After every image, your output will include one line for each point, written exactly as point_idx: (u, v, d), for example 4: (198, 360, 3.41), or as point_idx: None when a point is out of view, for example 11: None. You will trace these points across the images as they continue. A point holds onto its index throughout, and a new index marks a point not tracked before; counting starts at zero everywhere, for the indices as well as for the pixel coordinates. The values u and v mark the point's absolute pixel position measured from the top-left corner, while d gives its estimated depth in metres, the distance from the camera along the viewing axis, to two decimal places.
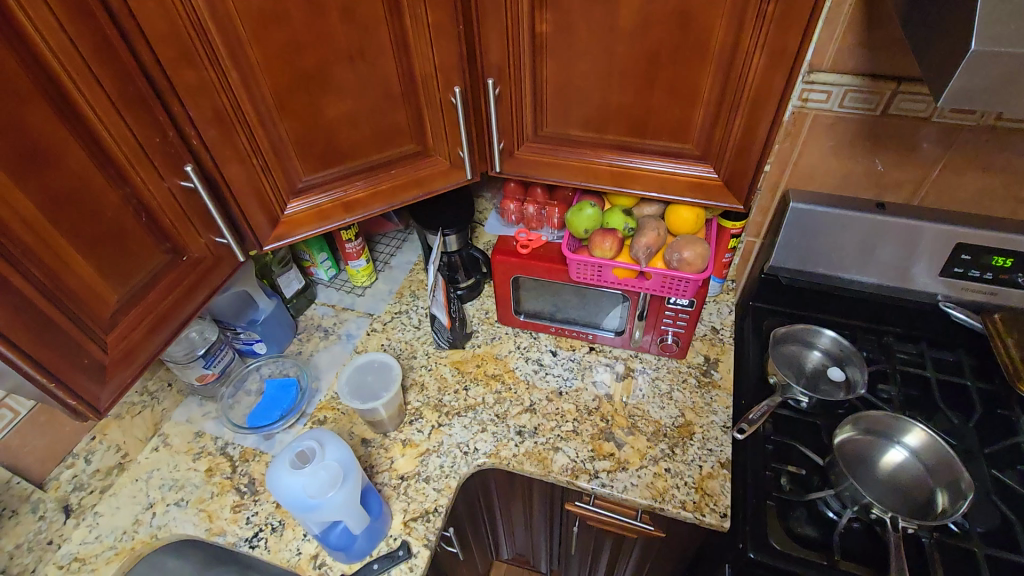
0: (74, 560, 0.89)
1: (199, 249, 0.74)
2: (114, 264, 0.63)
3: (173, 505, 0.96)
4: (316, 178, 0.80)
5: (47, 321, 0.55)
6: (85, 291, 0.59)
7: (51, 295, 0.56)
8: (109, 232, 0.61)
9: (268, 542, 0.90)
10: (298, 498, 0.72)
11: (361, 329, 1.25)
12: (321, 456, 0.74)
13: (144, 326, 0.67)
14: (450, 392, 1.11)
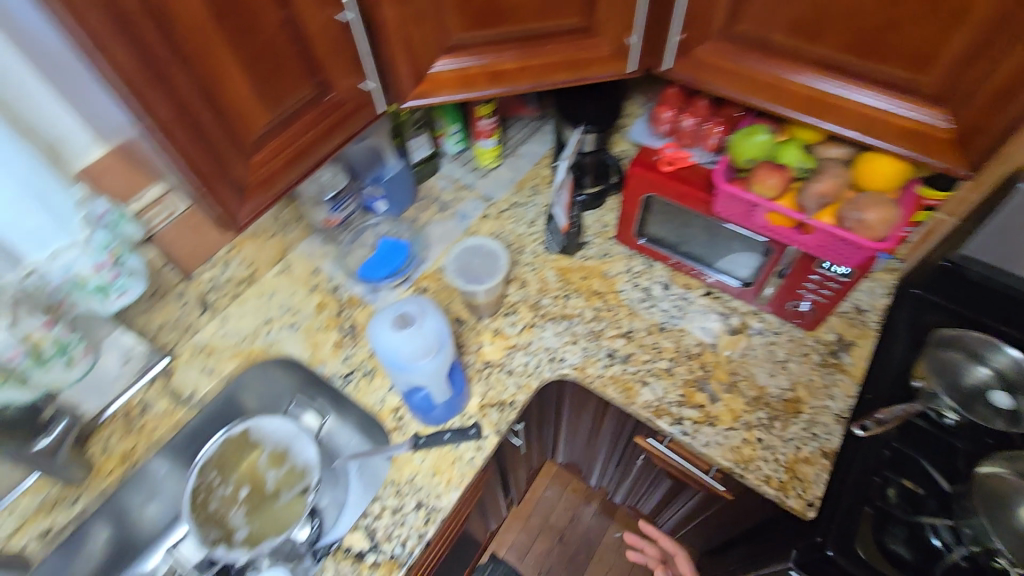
0: (206, 347, 1.04)
1: (343, 90, 0.70)
2: (266, 89, 0.61)
3: (287, 326, 1.07)
4: (470, 38, 0.74)
5: (199, 128, 0.56)
6: (236, 110, 0.59)
7: (208, 106, 0.56)
8: (265, 51, 0.59)
9: (358, 383, 0.98)
10: (393, 358, 0.75)
11: (476, 211, 1.23)
12: (421, 323, 0.75)
13: (284, 156, 0.67)
14: (550, 296, 1.08)
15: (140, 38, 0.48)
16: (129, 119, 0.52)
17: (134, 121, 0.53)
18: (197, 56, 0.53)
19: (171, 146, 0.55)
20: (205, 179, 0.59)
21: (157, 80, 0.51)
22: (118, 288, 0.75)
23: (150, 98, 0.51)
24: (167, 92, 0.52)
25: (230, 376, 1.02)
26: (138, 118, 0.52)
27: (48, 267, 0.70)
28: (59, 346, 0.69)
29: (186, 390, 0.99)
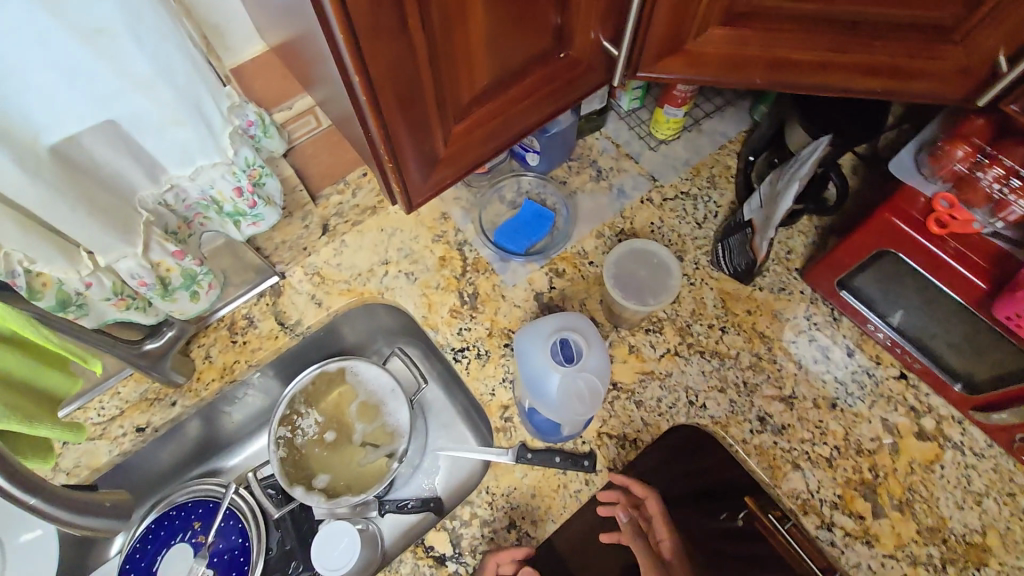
0: (317, 274, 0.94)
1: (581, 48, 0.52)
2: (501, 41, 0.44)
3: (404, 274, 0.95)
4: (777, 16, 0.49)
5: (412, 82, 0.41)
6: (459, 65, 0.43)
7: (429, 56, 0.40)
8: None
9: (470, 364, 0.88)
10: (536, 377, 0.75)
11: (637, 191, 1.02)
12: (583, 365, 0.75)
13: (489, 127, 0.51)
14: (704, 323, 0.90)
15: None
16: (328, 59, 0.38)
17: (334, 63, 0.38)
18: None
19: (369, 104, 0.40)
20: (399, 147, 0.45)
21: (386, 19, 0.35)
22: (253, 216, 0.65)
23: (371, 41, 0.36)
24: (391, 34, 0.37)
25: (336, 313, 0.94)
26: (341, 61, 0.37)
27: (184, 184, 0.58)
28: (187, 274, 0.62)
29: (291, 317, 0.92)
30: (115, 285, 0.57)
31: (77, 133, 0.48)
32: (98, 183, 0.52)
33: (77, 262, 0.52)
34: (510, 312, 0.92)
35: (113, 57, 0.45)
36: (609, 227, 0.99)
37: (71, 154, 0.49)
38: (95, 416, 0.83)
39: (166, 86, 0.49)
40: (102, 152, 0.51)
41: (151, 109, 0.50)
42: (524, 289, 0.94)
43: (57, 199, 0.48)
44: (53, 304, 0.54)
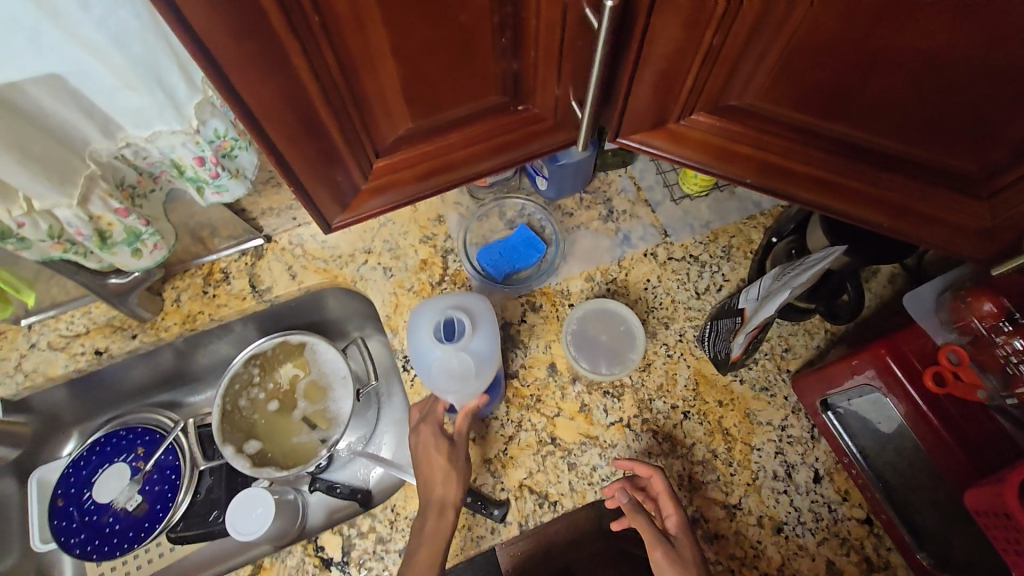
0: (300, 247, 0.94)
1: (541, 105, 0.53)
2: (429, 90, 0.47)
3: (382, 268, 0.93)
4: (756, 111, 0.51)
5: (319, 128, 0.45)
6: (380, 107, 0.46)
7: (335, 104, 0.44)
8: (447, 54, 0.44)
9: (415, 377, 0.85)
10: (420, 355, 0.71)
11: (642, 242, 0.96)
12: (466, 345, 0.68)
13: (428, 170, 0.54)
14: (667, 401, 0.84)
15: (272, 26, 0.35)
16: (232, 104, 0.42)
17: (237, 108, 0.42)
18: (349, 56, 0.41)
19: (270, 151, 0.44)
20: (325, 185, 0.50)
21: (277, 80, 0.39)
22: (216, 186, 0.66)
23: (260, 97, 0.39)
24: (299, 101, 0.42)
25: (308, 289, 0.93)
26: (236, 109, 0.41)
27: (144, 145, 0.60)
28: (131, 233, 0.64)
29: (263, 282, 0.92)
30: (52, 229, 0.59)
31: (20, 82, 0.48)
32: (43, 132, 0.53)
33: (11, 203, 0.54)
34: None
35: (58, 17, 0.45)
36: (602, 272, 0.93)
37: (16, 102, 0.50)
38: (64, 329, 0.88)
39: (117, 53, 0.50)
40: (49, 103, 0.52)
41: (105, 74, 0.51)
42: (495, 314, 0.90)
43: None
44: None
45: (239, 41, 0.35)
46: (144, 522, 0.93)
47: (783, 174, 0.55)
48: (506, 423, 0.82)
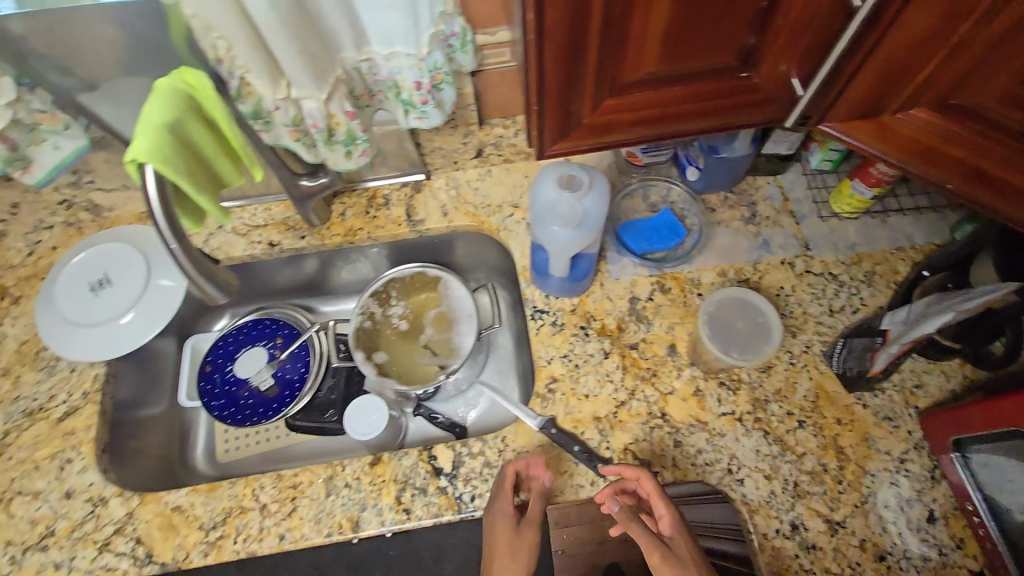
0: (455, 189, 1.01)
1: (766, 76, 0.56)
2: (678, 44, 0.51)
3: (526, 223, 0.99)
4: (985, 114, 0.50)
5: (578, 58, 0.51)
6: (631, 52, 0.52)
7: (600, 40, 0.50)
8: (704, 16, 0.49)
9: (541, 327, 0.90)
10: (539, 210, 0.73)
11: (782, 250, 0.95)
12: (588, 194, 0.70)
13: (640, 120, 0.59)
14: (784, 406, 0.83)
15: None
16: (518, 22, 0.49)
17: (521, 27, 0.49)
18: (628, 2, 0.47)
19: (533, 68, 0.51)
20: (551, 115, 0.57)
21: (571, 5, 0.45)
22: (420, 112, 0.72)
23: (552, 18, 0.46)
24: (576, 29, 0.48)
25: (455, 228, 1.00)
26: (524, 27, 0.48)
27: (379, 62, 0.67)
28: (349, 135, 0.68)
29: (418, 214, 1.00)
30: (296, 117, 0.64)
31: None
32: (319, 33, 0.61)
33: (277, 86, 0.61)
34: (600, 300, 0.92)
35: None
36: (736, 270, 0.93)
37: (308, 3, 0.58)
38: (247, 219, 1.00)
39: None
40: (329, 11, 0.59)
41: None
42: (624, 287, 0.93)
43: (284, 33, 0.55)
44: (249, 112, 0.64)
45: None
46: (274, 403, 1.05)
47: (999, 190, 0.54)
48: (619, 388, 0.85)
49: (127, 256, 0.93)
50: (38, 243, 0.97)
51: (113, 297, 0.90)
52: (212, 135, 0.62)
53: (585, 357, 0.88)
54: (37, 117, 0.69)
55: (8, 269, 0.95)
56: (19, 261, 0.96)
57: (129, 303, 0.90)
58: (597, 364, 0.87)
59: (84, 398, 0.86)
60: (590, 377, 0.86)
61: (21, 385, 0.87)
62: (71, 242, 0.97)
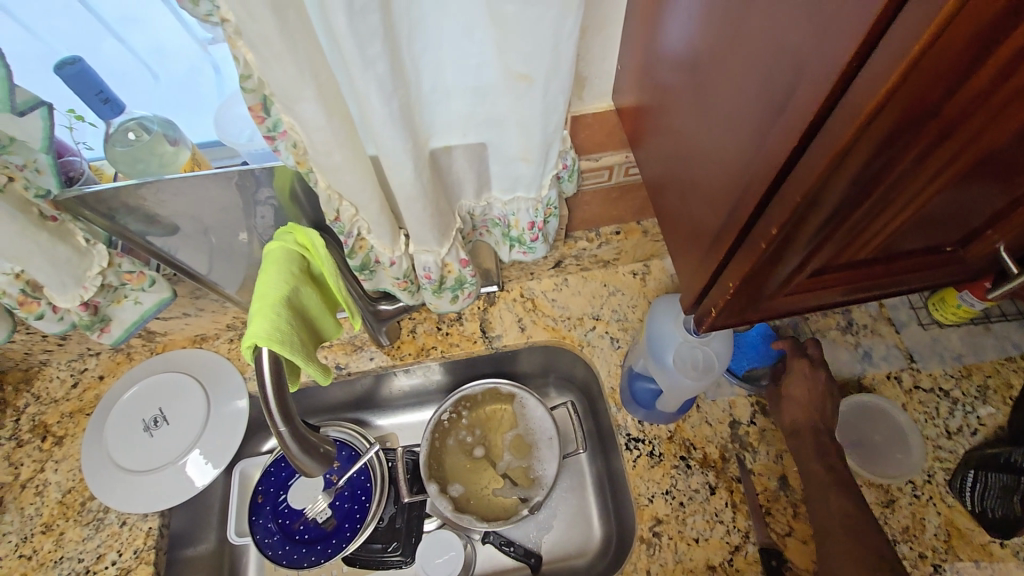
0: (531, 301, 0.96)
1: (974, 252, 0.47)
2: (917, 228, 0.41)
3: (609, 337, 0.92)
4: None
5: (810, 242, 0.38)
6: (864, 238, 0.40)
7: (844, 228, 0.37)
8: (959, 204, 0.39)
9: (639, 459, 0.82)
10: (659, 350, 0.68)
11: (886, 363, 0.88)
12: (714, 339, 0.65)
13: (826, 294, 0.48)
14: (914, 549, 0.75)
15: (908, 142, 0.30)
16: (757, 181, 0.37)
17: (756, 188, 0.37)
18: (942, 166, 0.33)
19: (761, 235, 0.38)
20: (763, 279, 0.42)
21: (842, 189, 0.33)
22: (527, 247, 0.66)
23: (819, 200, 0.34)
24: (829, 218, 0.36)
25: (533, 344, 0.94)
26: (779, 196, 0.36)
27: (495, 204, 0.61)
28: (458, 280, 0.63)
29: (494, 329, 0.94)
30: (408, 270, 0.60)
31: (454, 146, 0.52)
32: (444, 189, 0.56)
33: (396, 243, 0.56)
34: (698, 426, 0.84)
35: (519, 102, 0.48)
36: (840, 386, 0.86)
37: (440, 161, 0.53)
38: None
39: (538, 132, 0.50)
40: (460, 166, 0.55)
41: (515, 144, 0.52)
42: (722, 410, 0.85)
43: (421, 203, 0.50)
44: (357, 265, 0.58)
45: (874, 147, 0.30)
46: (332, 538, 0.92)
47: None
48: (732, 529, 0.77)
49: (182, 388, 0.85)
50: (83, 371, 0.90)
51: (172, 436, 0.82)
52: (317, 292, 0.57)
53: (689, 493, 0.80)
54: (122, 278, 0.59)
55: (51, 404, 0.88)
56: (63, 394, 0.88)
57: (190, 440, 0.82)
58: (704, 501, 0.79)
59: (136, 558, 0.77)
60: (698, 518, 0.78)
61: (66, 543, 0.78)
62: (119, 369, 0.90)
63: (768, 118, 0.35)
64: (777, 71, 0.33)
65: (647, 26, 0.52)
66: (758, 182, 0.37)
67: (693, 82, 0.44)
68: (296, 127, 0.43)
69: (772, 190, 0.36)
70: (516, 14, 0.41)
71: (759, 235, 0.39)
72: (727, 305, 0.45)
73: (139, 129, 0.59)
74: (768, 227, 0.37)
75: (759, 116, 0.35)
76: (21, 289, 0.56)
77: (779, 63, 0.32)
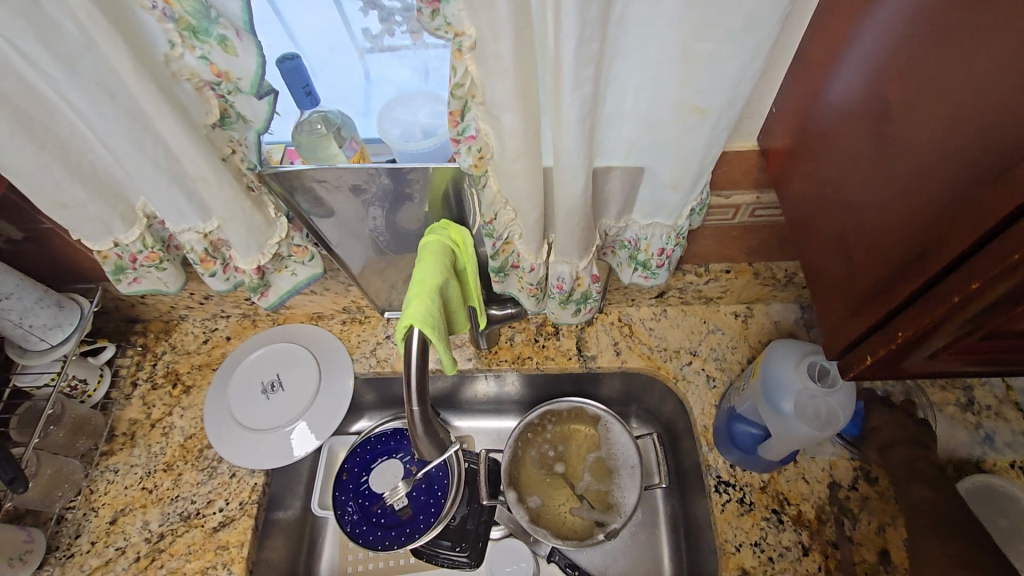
0: (628, 327, 0.96)
1: None
2: None
3: (705, 374, 0.90)
4: None
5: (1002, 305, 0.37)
6: None
7: None
8: None
9: (728, 504, 0.80)
10: (776, 394, 0.66)
11: (1010, 450, 0.81)
12: (839, 392, 0.63)
13: (989, 362, 0.46)
14: None
15: None
16: (957, 236, 0.36)
17: (955, 243, 0.36)
18: None
19: (950, 293, 0.37)
20: (937, 336, 0.40)
21: None
22: (650, 272, 0.67)
23: None
24: None
25: (626, 369, 0.94)
26: (982, 255, 0.34)
27: (630, 226, 0.63)
28: (584, 295, 0.65)
29: (590, 349, 0.95)
30: (543, 278, 0.63)
31: (614, 168, 0.55)
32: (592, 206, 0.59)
33: (540, 252, 0.59)
34: (794, 481, 0.81)
35: (687, 132, 0.50)
36: (955, 464, 0.80)
37: (596, 180, 0.56)
38: None
39: (696, 162, 0.52)
40: (614, 188, 0.58)
41: (670, 172, 0.54)
42: (821, 468, 0.82)
43: (578, 218, 0.53)
44: (497, 267, 0.62)
45: None
46: (406, 527, 0.96)
47: None
48: None
49: (298, 360, 0.93)
50: (213, 330, 0.99)
51: (285, 401, 0.89)
52: (459, 286, 0.62)
53: (779, 549, 0.77)
54: (291, 250, 0.67)
55: (184, 354, 0.97)
56: (194, 347, 0.98)
57: (300, 409, 0.88)
58: (795, 561, 0.76)
59: (240, 509, 0.84)
60: None
61: (182, 484, 0.86)
62: (244, 333, 0.99)
63: (982, 171, 0.34)
64: (1001, 124, 0.32)
65: (812, 72, 0.52)
66: (957, 236, 0.36)
67: (871, 128, 0.44)
68: (490, 136, 0.48)
69: (974, 245, 0.35)
70: (712, 53, 0.44)
71: (947, 290, 0.37)
72: (886, 356, 0.43)
73: (324, 122, 0.66)
74: (960, 285, 0.36)
75: (969, 169, 0.35)
76: (204, 249, 0.64)
77: (1005, 119, 0.32)
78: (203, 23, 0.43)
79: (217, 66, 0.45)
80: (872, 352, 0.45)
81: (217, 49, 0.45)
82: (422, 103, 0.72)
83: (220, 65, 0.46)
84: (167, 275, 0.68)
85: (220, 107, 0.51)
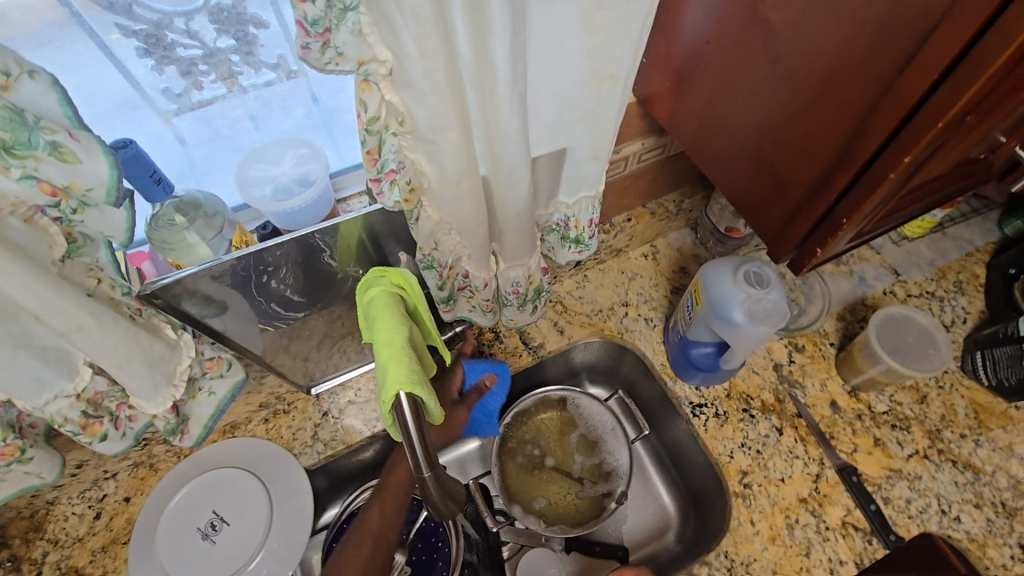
0: (559, 303, 0.97)
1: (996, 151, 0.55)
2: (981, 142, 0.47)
3: (643, 319, 0.95)
4: None
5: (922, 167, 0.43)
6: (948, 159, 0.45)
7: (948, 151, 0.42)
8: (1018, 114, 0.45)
9: (709, 422, 0.87)
10: (724, 309, 0.71)
11: (879, 282, 0.98)
12: (773, 287, 0.70)
13: (897, 214, 0.54)
14: (954, 430, 0.85)
15: None
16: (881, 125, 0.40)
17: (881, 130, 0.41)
18: None
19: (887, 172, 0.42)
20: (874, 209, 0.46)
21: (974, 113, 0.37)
22: (582, 245, 0.67)
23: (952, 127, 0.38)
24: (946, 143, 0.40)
25: (574, 343, 0.94)
26: (906, 133, 0.40)
27: (556, 209, 0.63)
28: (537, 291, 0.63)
29: (535, 339, 0.94)
30: (497, 290, 0.60)
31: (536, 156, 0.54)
32: None
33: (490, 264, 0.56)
34: (749, 377, 0.90)
35: (599, 100, 0.50)
36: (849, 310, 0.94)
37: None
38: (353, 396, 0.87)
39: (611, 129, 0.53)
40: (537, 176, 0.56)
41: (587, 146, 0.54)
42: (763, 357, 0.91)
43: (525, 216, 0.51)
44: (445, 296, 0.58)
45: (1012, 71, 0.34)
46: None
47: None
48: (808, 461, 0.83)
49: (232, 482, 0.78)
50: (104, 498, 0.79)
51: (235, 536, 0.75)
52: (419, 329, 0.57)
53: (762, 439, 0.85)
54: (205, 366, 0.57)
55: (75, 544, 0.76)
56: (86, 529, 0.77)
57: (259, 536, 0.75)
58: (777, 443, 0.85)
59: None
60: (776, 459, 0.83)
61: None
62: (146, 485, 0.80)
63: (893, 60, 0.38)
64: (903, 15, 0.36)
65: (673, 17, 0.55)
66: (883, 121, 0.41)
67: (761, 48, 0.47)
68: (421, 161, 0.43)
69: (898, 127, 0.40)
70: (614, 18, 0.43)
71: (881, 169, 0.42)
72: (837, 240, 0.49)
73: (181, 212, 0.55)
74: (893, 162, 0.41)
75: (877, 65, 0.39)
76: (82, 412, 0.50)
77: (904, 9, 0.36)
78: (21, 133, 0.34)
79: (49, 181, 0.36)
80: (821, 241, 0.51)
81: (50, 160, 0.35)
82: (280, 151, 0.63)
83: (54, 180, 0.36)
84: (37, 464, 0.53)
85: (65, 233, 0.41)
